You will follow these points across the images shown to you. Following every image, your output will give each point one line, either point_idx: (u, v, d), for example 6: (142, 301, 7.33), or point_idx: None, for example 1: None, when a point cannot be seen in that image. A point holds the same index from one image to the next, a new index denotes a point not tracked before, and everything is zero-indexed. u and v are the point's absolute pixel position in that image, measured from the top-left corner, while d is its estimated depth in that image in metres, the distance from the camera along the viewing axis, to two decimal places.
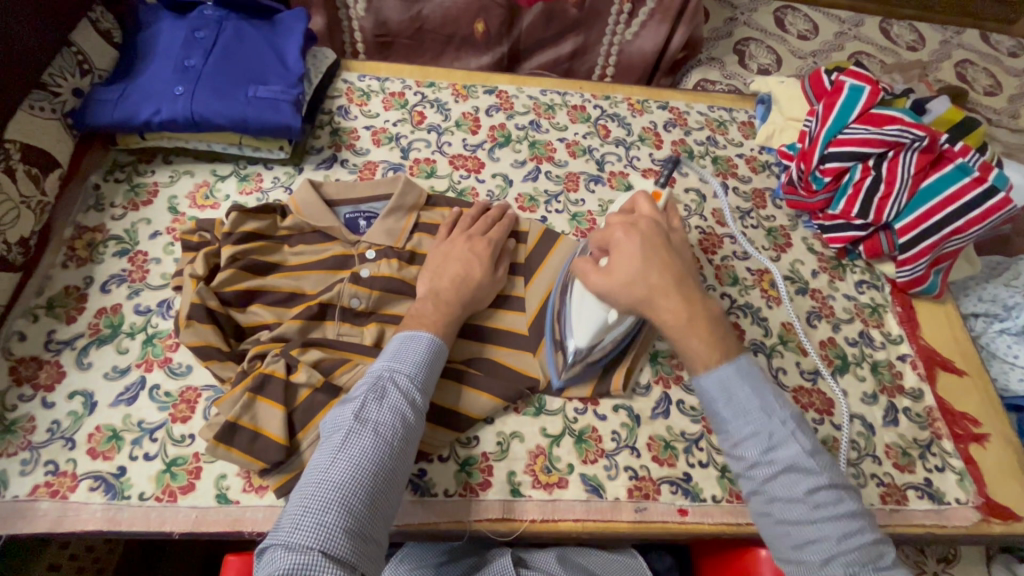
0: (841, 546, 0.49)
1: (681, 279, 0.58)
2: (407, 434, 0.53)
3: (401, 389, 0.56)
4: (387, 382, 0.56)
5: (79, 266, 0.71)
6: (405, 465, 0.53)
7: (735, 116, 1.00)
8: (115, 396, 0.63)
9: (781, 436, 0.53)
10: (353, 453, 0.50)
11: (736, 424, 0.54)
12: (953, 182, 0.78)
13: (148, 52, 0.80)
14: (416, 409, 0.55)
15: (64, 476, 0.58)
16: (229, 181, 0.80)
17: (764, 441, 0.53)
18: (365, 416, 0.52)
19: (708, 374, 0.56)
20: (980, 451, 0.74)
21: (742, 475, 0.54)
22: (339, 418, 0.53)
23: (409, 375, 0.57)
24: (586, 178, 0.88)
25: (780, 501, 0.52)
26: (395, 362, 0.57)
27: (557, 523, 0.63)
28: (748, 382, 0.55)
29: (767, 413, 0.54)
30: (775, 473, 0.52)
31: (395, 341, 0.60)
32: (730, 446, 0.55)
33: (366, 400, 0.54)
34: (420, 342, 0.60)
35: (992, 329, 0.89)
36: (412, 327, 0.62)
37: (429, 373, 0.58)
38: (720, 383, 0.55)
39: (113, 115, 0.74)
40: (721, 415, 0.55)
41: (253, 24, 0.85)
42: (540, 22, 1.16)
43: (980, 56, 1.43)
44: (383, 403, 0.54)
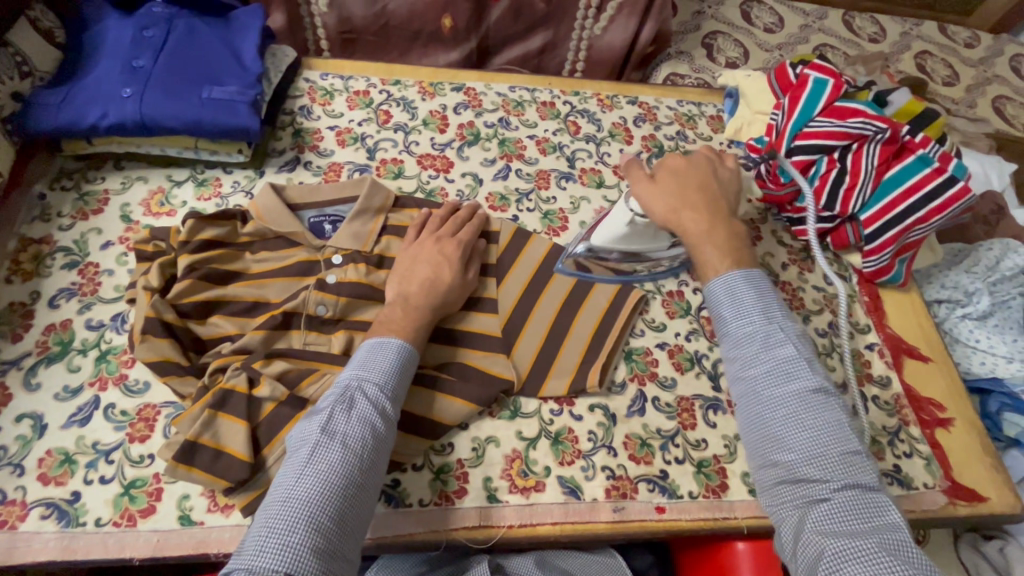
0: (822, 449, 0.54)
1: (714, 203, 0.70)
2: (377, 445, 0.52)
3: (370, 399, 0.54)
4: (356, 391, 0.54)
5: (24, 281, 0.67)
6: (376, 476, 0.51)
7: (703, 111, 1.00)
8: (67, 417, 0.60)
9: (776, 339, 0.60)
10: (320, 467, 0.48)
11: (737, 326, 0.62)
12: (915, 173, 0.79)
13: (93, 52, 0.76)
14: (387, 418, 0.54)
15: (13, 506, 0.55)
16: (186, 187, 0.77)
17: (763, 340, 0.60)
18: (332, 429, 0.51)
19: (720, 277, 0.65)
20: (945, 435, 0.76)
21: (737, 374, 0.61)
22: (305, 433, 0.51)
23: (380, 383, 0.55)
24: (556, 175, 0.87)
25: (768, 399, 0.58)
26: (364, 370, 0.56)
27: (535, 528, 0.62)
28: (756, 291, 0.63)
29: (768, 321, 0.61)
30: (769, 368, 0.59)
31: (364, 348, 0.58)
32: (729, 346, 0.63)
33: (333, 411, 0.52)
34: (390, 347, 0.58)
35: (955, 314, 0.92)
36: (382, 333, 0.60)
37: (399, 380, 0.57)
38: (730, 287, 0.64)
39: (56, 120, 0.70)
40: (725, 318, 0.63)
41: (206, 22, 0.81)
42: (508, 17, 1.14)
43: (938, 47, 1.47)
44: (353, 415, 0.52)
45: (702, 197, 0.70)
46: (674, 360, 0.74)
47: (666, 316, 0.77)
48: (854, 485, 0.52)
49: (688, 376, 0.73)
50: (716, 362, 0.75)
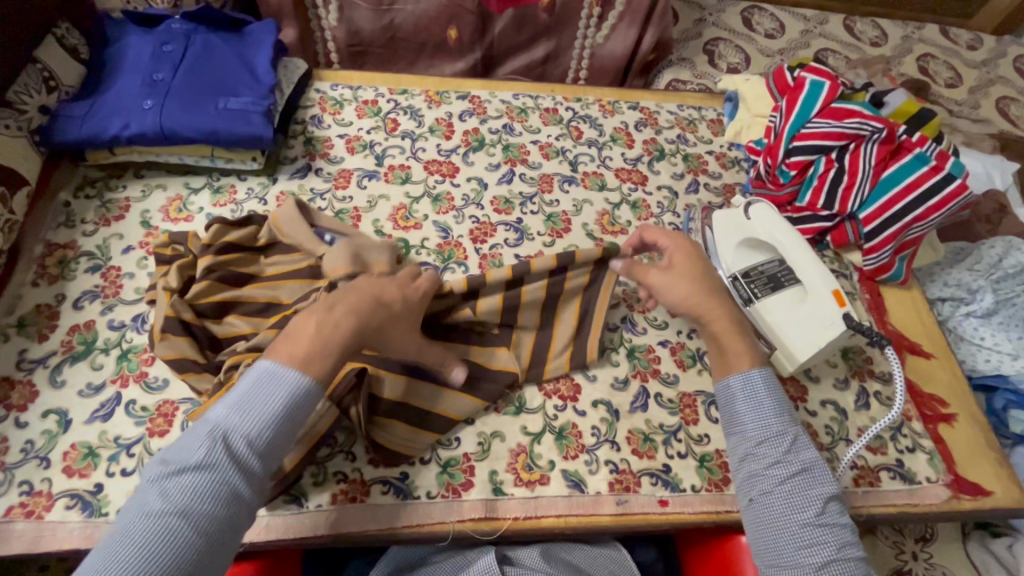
0: (842, 553, 0.53)
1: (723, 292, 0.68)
2: (228, 512, 0.46)
3: (232, 454, 0.48)
4: (222, 443, 0.48)
5: (50, 284, 0.70)
6: (225, 547, 0.46)
7: (704, 115, 1.02)
8: (90, 413, 0.62)
9: (798, 441, 0.59)
10: (151, 540, 0.43)
11: (755, 425, 0.60)
12: (913, 171, 0.80)
13: (115, 67, 0.79)
14: (251, 479, 0.49)
15: (39, 496, 0.58)
16: (203, 194, 0.80)
17: (785, 442, 0.58)
18: (174, 494, 0.45)
19: (740, 374, 0.63)
20: (947, 430, 0.77)
21: (753, 472, 0.58)
22: (152, 487, 0.46)
23: (250, 434, 0.49)
24: (560, 179, 0.89)
25: (787, 499, 0.56)
26: (235, 415, 0.50)
27: (540, 520, 0.64)
28: (773, 392, 0.62)
29: (788, 423, 0.60)
30: (791, 470, 0.57)
31: (245, 382, 0.52)
32: (746, 444, 0.60)
33: (186, 467, 0.46)
34: (277, 387, 0.51)
35: (959, 312, 0.92)
36: (287, 355, 0.53)
37: (276, 427, 0.50)
38: (749, 386, 0.62)
39: (81, 131, 0.74)
40: (742, 415, 0.61)
41: (222, 37, 0.85)
42: (511, 28, 1.17)
43: (941, 50, 1.48)
44: (209, 475, 0.46)
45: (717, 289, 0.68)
46: (677, 357, 0.75)
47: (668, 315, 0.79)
48: None
49: (690, 372, 0.74)
50: None
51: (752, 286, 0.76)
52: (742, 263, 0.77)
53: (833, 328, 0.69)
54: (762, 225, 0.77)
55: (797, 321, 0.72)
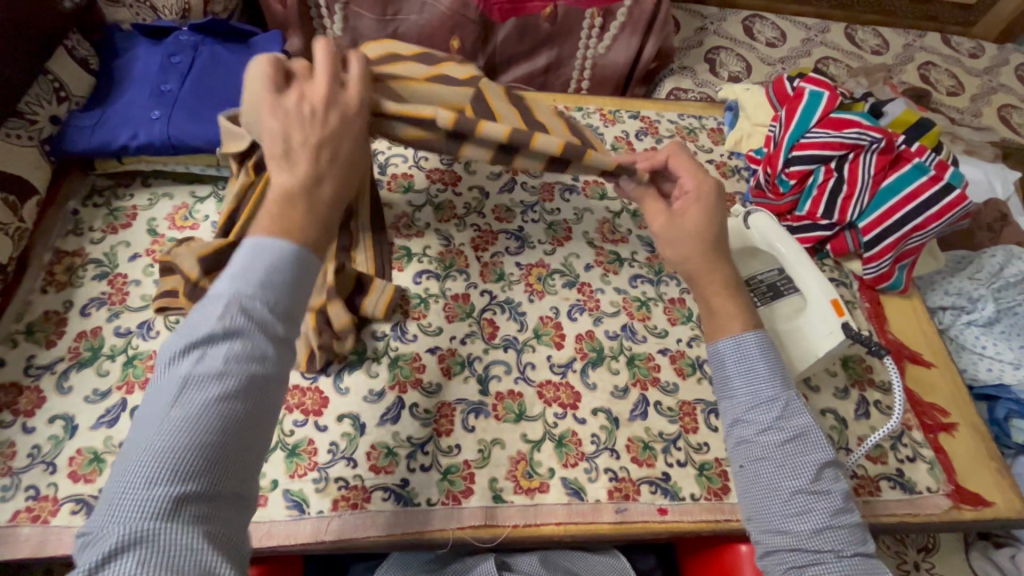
0: (835, 518, 0.54)
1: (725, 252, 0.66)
2: (261, 382, 0.44)
3: (251, 304, 0.44)
4: (241, 327, 0.43)
5: (58, 291, 0.71)
6: (261, 424, 0.43)
7: (704, 123, 1.03)
8: (96, 418, 0.63)
9: (791, 406, 0.58)
10: (186, 440, 0.39)
11: (745, 391, 0.60)
12: (912, 181, 0.81)
13: (124, 78, 0.81)
14: (276, 339, 0.45)
15: (46, 501, 0.58)
16: (208, 203, 0.81)
17: (779, 408, 0.58)
18: (199, 384, 0.41)
19: (730, 339, 0.62)
20: (948, 439, 0.77)
21: (748, 437, 0.58)
22: (171, 389, 0.41)
23: (263, 297, 0.45)
24: (561, 188, 0.90)
25: (780, 464, 0.56)
26: (242, 284, 0.45)
27: (540, 528, 0.64)
28: (767, 356, 0.61)
29: (782, 387, 0.59)
30: (783, 437, 0.57)
31: (243, 254, 0.46)
32: (738, 411, 0.60)
33: (211, 366, 0.42)
34: (274, 253, 0.47)
35: (960, 321, 0.93)
36: (261, 229, 0.48)
37: (278, 261, 0.47)
38: (740, 351, 0.61)
39: (90, 141, 0.75)
40: (732, 381, 0.61)
41: (228, 48, 0.87)
42: (514, 36, 1.18)
43: (942, 58, 1.48)
44: (237, 372, 0.42)
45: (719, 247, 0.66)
46: (677, 365, 0.76)
47: (668, 323, 0.79)
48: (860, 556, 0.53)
49: (690, 381, 0.75)
50: None
51: (752, 294, 0.76)
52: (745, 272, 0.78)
53: (833, 337, 0.69)
54: (761, 237, 0.77)
55: (796, 332, 0.72)
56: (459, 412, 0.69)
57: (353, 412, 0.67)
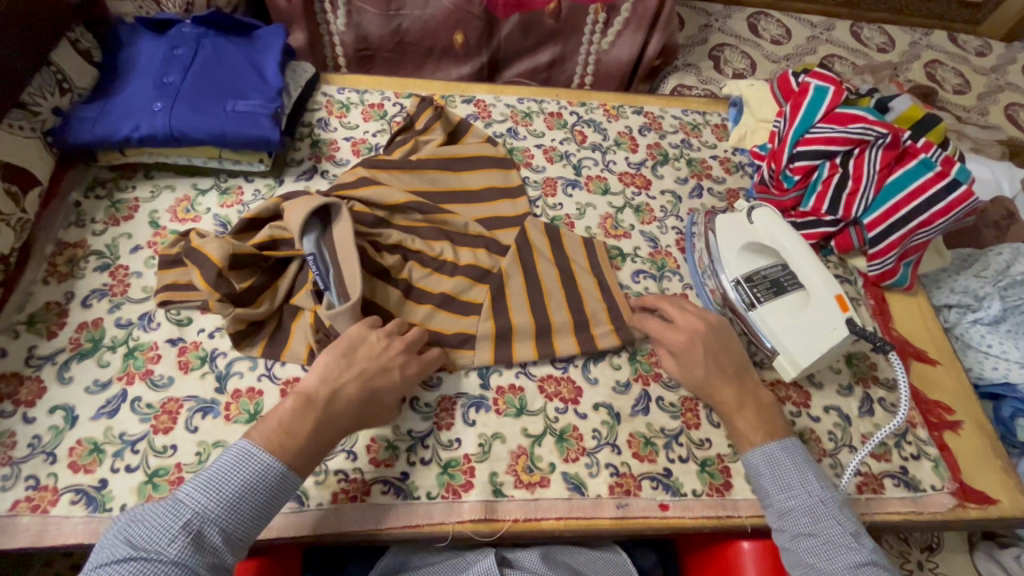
0: None
1: (737, 372, 0.68)
2: None
3: (209, 539, 0.50)
4: (195, 530, 0.49)
5: (60, 282, 0.71)
6: None
7: (708, 119, 1.02)
8: (97, 409, 0.63)
9: (824, 514, 0.59)
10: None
11: (782, 499, 0.61)
12: (917, 177, 0.79)
13: (127, 70, 0.81)
14: (218, 562, 0.50)
15: (45, 491, 0.58)
16: (210, 195, 0.81)
17: (807, 515, 0.59)
18: (145, 571, 0.47)
19: (756, 451, 0.64)
20: (953, 438, 0.76)
21: (784, 545, 0.60)
22: (114, 566, 0.47)
23: (222, 524, 0.51)
24: (563, 183, 0.89)
25: (816, 574, 0.56)
26: (209, 503, 0.51)
27: (540, 522, 0.64)
28: (798, 466, 0.62)
29: (810, 491, 0.60)
30: (813, 546, 0.58)
31: (226, 462, 0.53)
32: (772, 517, 0.62)
33: (158, 554, 0.47)
34: (253, 474, 0.53)
35: (966, 319, 0.92)
36: (261, 437, 0.55)
37: (249, 507, 0.52)
38: (767, 460, 0.63)
39: (92, 132, 0.75)
40: (768, 491, 0.62)
41: (231, 41, 0.86)
42: (518, 33, 1.18)
43: (948, 56, 1.47)
44: (176, 570, 0.47)
45: (732, 370, 0.68)
46: None
47: None
48: None
49: None
50: None
51: (755, 291, 0.76)
52: (746, 268, 0.78)
53: (836, 334, 0.68)
54: (764, 229, 0.76)
55: (798, 329, 0.71)
56: (460, 405, 0.69)
57: None
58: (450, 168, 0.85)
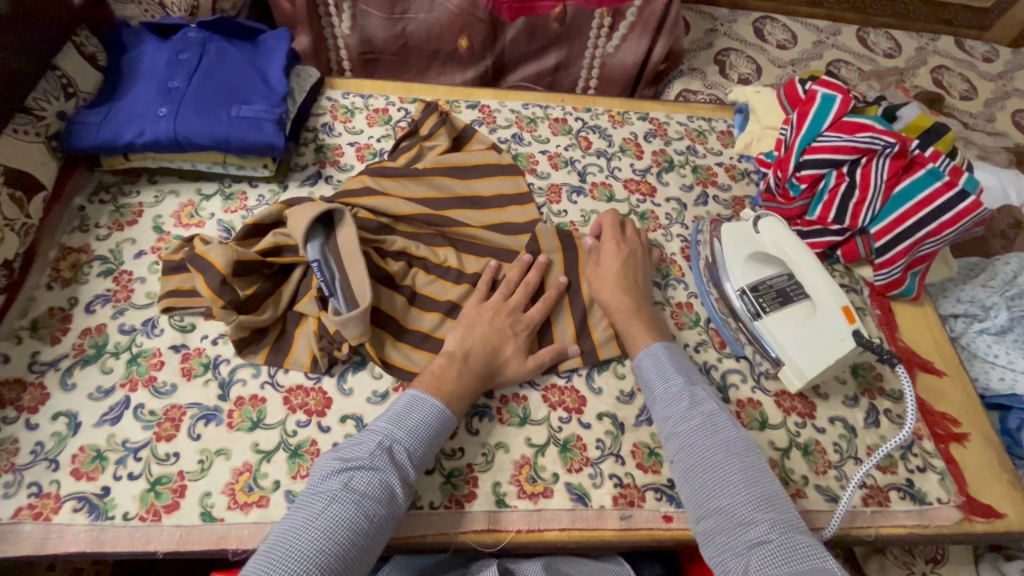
0: (753, 490, 0.56)
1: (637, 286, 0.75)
2: (391, 506, 0.55)
3: (397, 461, 0.57)
4: (386, 451, 0.57)
5: (63, 287, 0.71)
6: (381, 538, 0.54)
7: (713, 126, 1.02)
8: (100, 416, 0.63)
9: (699, 396, 0.64)
10: (333, 519, 0.51)
11: (663, 390, 0.65)
12: (925, 187, 0.78)
13: (132, 74, 0.81)
14: (406, 484, 0.57)
15: (47, 498, 0.58)
16: (214, 200, 0.81)
17: (687, 399, 0.64)
18: (352, 484, 0.54)
19: (645, 351, 0.69)
20: (960, 450, 0.75)
21: (668, 431, 0.63)
22: (329, 480, 0.54)
23: (408, 447, 0.58)
24: (568, 189, 0.89)
25: (696, 448, 0.60)
26: (397, 428, 0.58)
27: (543, 533, 0.63)
28: (675, 359, 0.68)
29: (690, 383, 0.65)
30: (693, 424, 0.62)
31: (404, 402, 0.61)
32: (658, 409, 0.65)
33: (360, 465, 0.55)
34: (428, 409, 0.61)
35: (972, 329, 0.91)
36: (426, 385, 0.63)
37: (428, 443, 0.60)
38: (653, 358, 0.68)
39: (97, 137, 0.75)
40: (653, 384, 0.67)
41: (236, 46, 0.86)
42: (522, 37, 1.18)
43: (955, 62, 1.46)
44: (376, 474, 0.55)
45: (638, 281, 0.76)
46: None
47: (675, 327, 0.79)
48: (786, 526, 0.53)
49: None
50: (725, 373, 0.76)
51: (761, 300, 0.76)
52: (751, 277, 0.77)
53: (843, 344, 0.67)
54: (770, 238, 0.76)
55: (803, 339, 0.71)
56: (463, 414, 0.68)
57: (356, 412, 0.66)
58: (454, 175, 0.84)
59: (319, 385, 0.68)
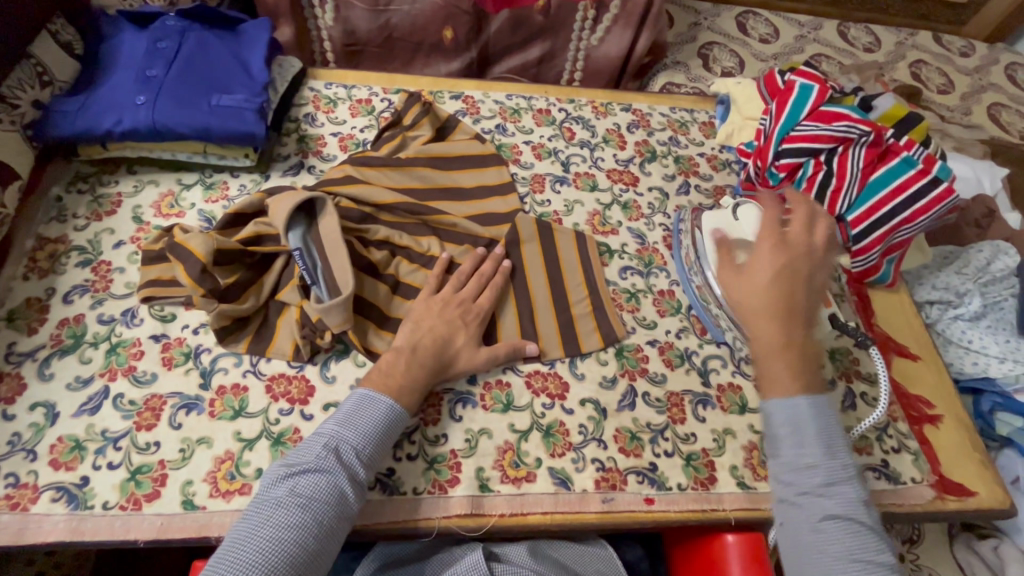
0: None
1: (792, 275, 0.61)
2: (341, 507, 0.54)
3: (346, 462, 0.56)
4: (334, 454, 0.56)
5: (40, 278, 0.70)
6: (333, 541, 0.53)
7: (696, 117, 1.03)
8: (78, 406, 0.62)
9: (844, 470, 0.53)
10: (278, 527, 0.50)
11: (795, 448, 0.54)
12: (900, 175, 0.81)
13: (109, 63, 0.80)
14: (356, 485, 0.56)
15: (25, 489, 0.58)
16: (195, 190, 0.80)
17: (826, 470, 0.53)
18: (297, 490, 0.53)
19: (784, 397, 0.55)
20: (933, 431, 0.77)
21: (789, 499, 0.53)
22: (275, 488, 0.53)
23: (357, 447, 0.57)
24: (551, 179, 0.89)
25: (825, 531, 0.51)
26: (345, 429, 0.58)
27: (526, 517, 0.64)
28: (818, 416, 0.54)
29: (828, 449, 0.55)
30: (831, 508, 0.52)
31: (351, 401, 0.60)
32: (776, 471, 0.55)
33: (305, 469, 0.54)
34: (377, 406, 0.60)
35: (947, 315, 0.93)
36: (373, 384, 0.62)
37: (378, 441, 0.59)
38: (789, 409, 0.55)
39: (74, 126, 0.74)
40: (779, 439, 0.54)
41: (216, 35, 0.86)
42: (507, 29, 1.18)
43: (933, 56, 1.49)
44: (323, 477, 0.54)
45: (795, 283, 0.61)
46: (665, 356, 0.76)
47: (657, 314, 0.80)
48: None
49: (678, 371, 0.75)
50: (705, 359, 0.77)
51: None
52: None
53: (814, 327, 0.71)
54: (746, 223, 0.77)
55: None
56: (447, 401, 0.69)
57: (339, 400, 0.66)
58: (437, 165, 0.84)
59: (302, 373, 0.68)
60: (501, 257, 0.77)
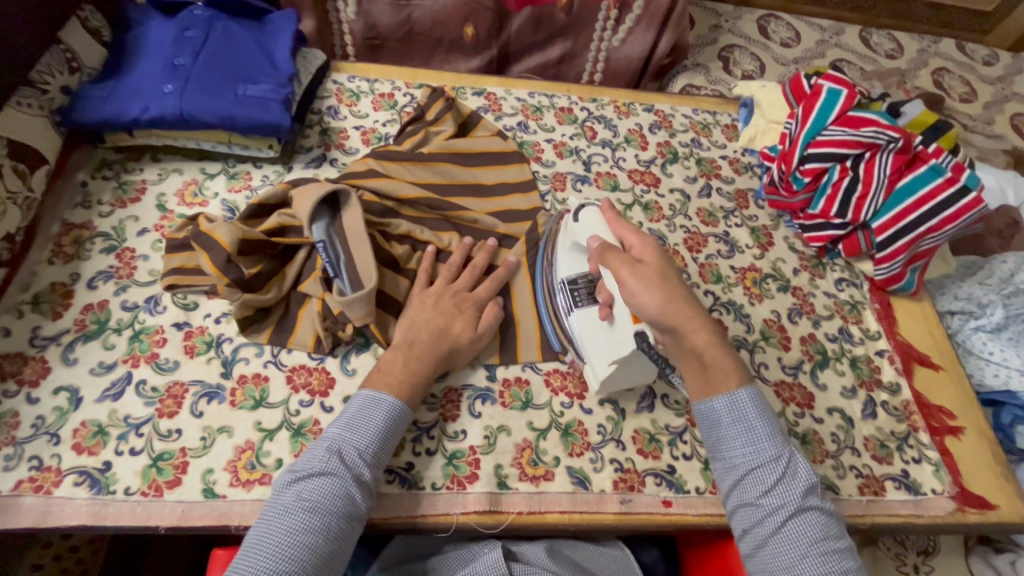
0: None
1: (669, 284, 0.61)
2: (350, 509, 0.54)
3: (351, 464, 0.56)
4: (339, 457, 0.56)
5: (65, 263, 0.71)
6: (346, 542, 0.53)
7: (718, 119, 1.02)
8: (101, 392, 0.63)
9: (792, 460, 0.57)
10: (290, 532, 0.50)
11: (741, 453, 0.57)
12: (927, 182, 0.80)
13: (137, 50, 0.80)
14: (363, 485, 0.56)
15: (48, 472, 0.58)
16: (218, 179, 0.80)
17: (775, 466, 0.56)
18: (305, 495, 0.53)
19: (726, 399, 0.59)
20: (955, 443, 0.77)
21: (748, 502, 0.56)
22: (282, 495, 0.53)
23: (361, 448, 0.57)
24: (573, 178, 0.89)
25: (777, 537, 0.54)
26: (348, 432, 0.57)
27: (544, 516, 0.64)
28: (761, 410, 0.59)
29: (773, 440, 0.57)
30: (782, 518, 0.54)
31: (353, 404, 0.60)
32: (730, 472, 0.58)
33: (312, 473, 0.54)
34: (378, 407, 0.59)
35: (968, 326, 0.92)
36: (396, 378, 0.62)
37: (382, 441, 0.58)
38: (731, 406, 0.58)
39: (101, 112, 0.74)
40: (727, 436, 0.58)
41: (242, 25, 0.86)
42: (528, 27, 1.18)
43: (955, 64, 1.47)
44: (330, 480, 0.54)
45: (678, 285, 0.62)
46: None
47: None
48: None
49: None
50: None
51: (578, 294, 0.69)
52: (572, 268, 0.71)
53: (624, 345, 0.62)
54: (585, 226, 0.69)
55: (598, 339, 0.66)
56: (466, 397, 0.68)
57: None
58: (459, 161, 0.84)
59: (322, 365, 0.68)
60: (492, 245, 0.76)
